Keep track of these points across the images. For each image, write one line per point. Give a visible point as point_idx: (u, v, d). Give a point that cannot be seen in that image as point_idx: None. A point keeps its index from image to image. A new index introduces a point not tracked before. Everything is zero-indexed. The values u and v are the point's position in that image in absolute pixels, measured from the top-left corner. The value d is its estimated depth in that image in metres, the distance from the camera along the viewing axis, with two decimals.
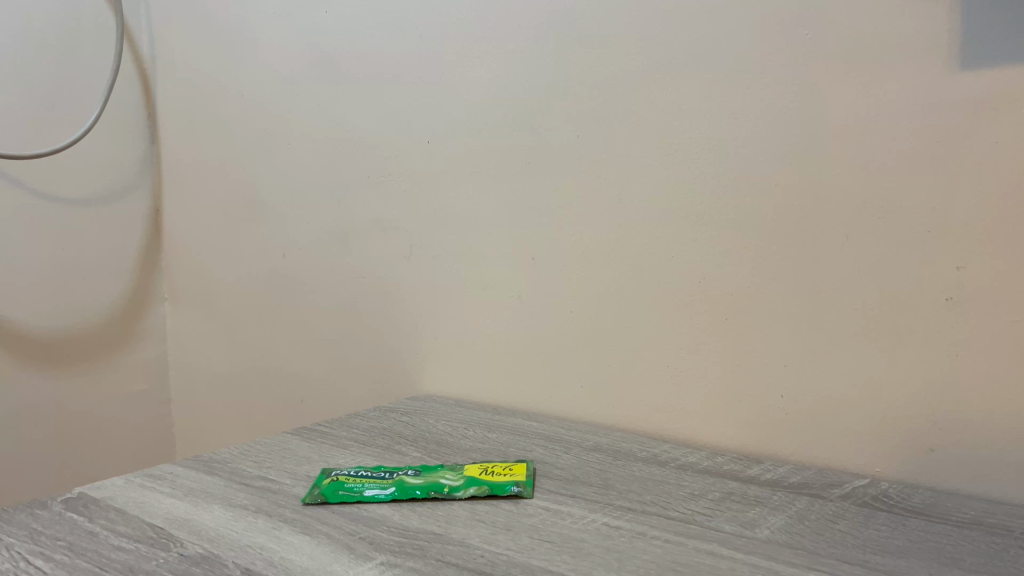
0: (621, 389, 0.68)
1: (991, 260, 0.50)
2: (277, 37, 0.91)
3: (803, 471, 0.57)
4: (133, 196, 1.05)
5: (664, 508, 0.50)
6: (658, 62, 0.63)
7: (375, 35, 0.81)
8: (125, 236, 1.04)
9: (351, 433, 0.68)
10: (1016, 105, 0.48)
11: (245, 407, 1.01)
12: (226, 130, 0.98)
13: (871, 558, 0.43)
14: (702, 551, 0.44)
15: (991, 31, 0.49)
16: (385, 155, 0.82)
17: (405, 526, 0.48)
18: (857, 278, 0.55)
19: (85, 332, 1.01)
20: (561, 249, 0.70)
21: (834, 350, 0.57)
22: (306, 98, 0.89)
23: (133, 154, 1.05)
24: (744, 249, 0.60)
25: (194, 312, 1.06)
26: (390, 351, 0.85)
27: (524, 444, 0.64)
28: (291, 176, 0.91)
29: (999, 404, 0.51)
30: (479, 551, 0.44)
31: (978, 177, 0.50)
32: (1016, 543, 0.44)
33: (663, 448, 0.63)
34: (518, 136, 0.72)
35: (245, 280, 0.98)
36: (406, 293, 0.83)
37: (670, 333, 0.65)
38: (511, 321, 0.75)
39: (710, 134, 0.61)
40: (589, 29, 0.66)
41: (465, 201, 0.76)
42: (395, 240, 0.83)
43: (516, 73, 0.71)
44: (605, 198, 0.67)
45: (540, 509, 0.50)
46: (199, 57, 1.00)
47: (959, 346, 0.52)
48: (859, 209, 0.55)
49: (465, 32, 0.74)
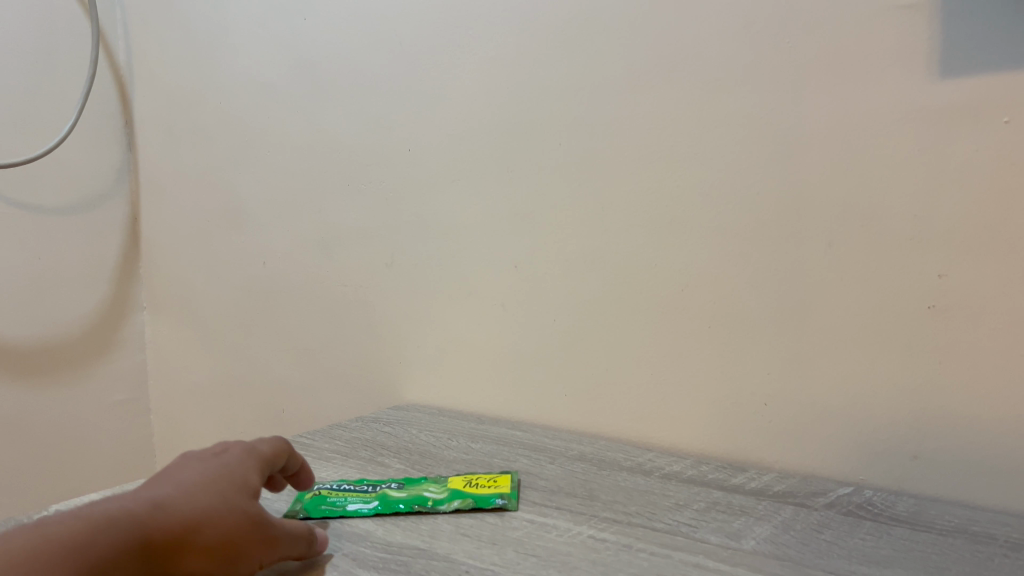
0: (607, 396, 0.68)
1: (973, 268, 0.50)
2: (256, 44, 0.90)
3: (787, 479, 0.57)
4: (111, 204, 1.04)
5: (650, 519, 0.50)
6: (639, 68, 0.62)
7: (355, 39, 0.81)
8: (103, 244, 1.03)
9: (333, 444, 0.67)
10: (996, 113, 0.49)
11: (226, 416, 1.00)
12: (206, 137, 0.97)
13: (856, 569, 0.43)
14: (687, 564, 0.43)
15: (967, 42, 0.49)
16: (367, 164, 0.81)
17: (389, 542, 0.47)
18: (842, 285, 0.55)
19: (65, 342, 0.99)
20: (544, 255, 0.70)
21: (818, 358, 0.57)
22: (286, 104, 0.88)
23: (109, 161, 1.03)
24: (725, 257, 0.60)
25: (174, 321, 1.05)
26: (372, 359, 0.84)
27: (509, 454, 0.64)
28: (271, 183, 0.90)
29: (983, 410, 0.51)
30: (463, 566, 0.43)
31: (959, 184, 0.50)
32: (1000, 551, 0.44)
33: (648, 456, 0.63)
34: (501, 143, 0.71)
35: (226, 288, 0.97)
36: (388, 301, 0.82)
37: (655, 342, 0.64)
38: (495, 328, 0.74)
39: (692, 142, 0.60)
40: (571, 36, 0.66)
41: (447, 207, 0.76)
42: (377, 248, 0.82)
43: (499, 80, 0.70)
44: (589, 204, 0.66)
45: (526, 522, 0.50)
46: (176, 63, 0.98)
47: (943, 351, 0.52)
48: (842, 216, 0.54)
49: (447, 37, 0.73)
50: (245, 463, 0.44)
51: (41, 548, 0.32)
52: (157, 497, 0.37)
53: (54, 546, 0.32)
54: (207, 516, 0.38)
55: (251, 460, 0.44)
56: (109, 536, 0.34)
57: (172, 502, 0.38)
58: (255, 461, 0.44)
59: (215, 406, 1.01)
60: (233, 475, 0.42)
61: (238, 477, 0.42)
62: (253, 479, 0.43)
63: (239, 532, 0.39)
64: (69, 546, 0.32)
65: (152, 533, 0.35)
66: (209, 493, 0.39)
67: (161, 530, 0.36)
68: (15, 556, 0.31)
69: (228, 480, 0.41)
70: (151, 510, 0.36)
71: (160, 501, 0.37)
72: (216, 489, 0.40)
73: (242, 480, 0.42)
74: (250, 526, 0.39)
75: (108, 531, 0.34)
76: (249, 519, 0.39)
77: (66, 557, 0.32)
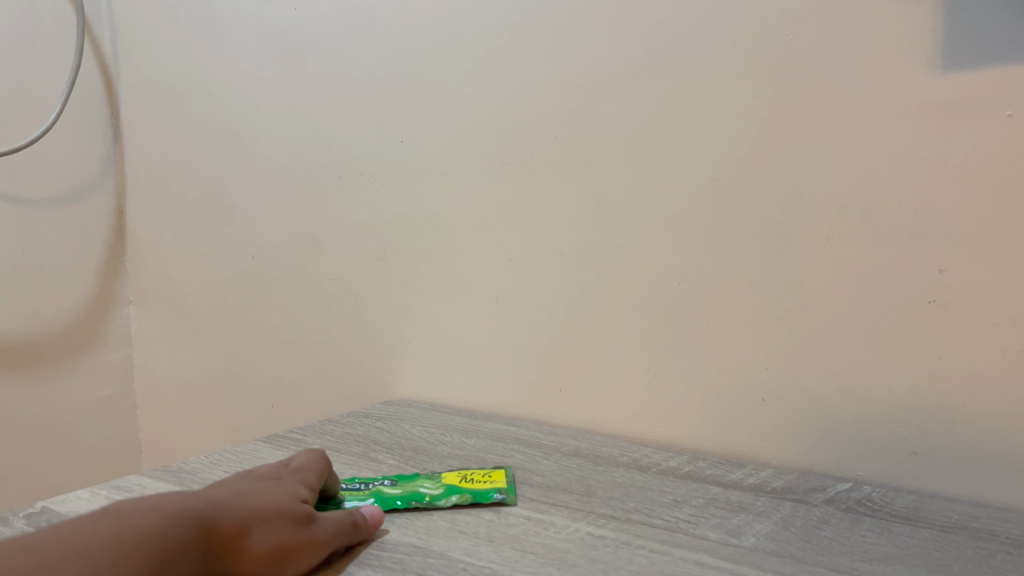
0: (602, 394, 0.67)
1: (972, 263, 0.50)
2: (246, 35, 0.88)
3: (785, 475, 0.56)
4: (96, 197, 1.02)
5: (648, 516, 0.49)
6: (636, 60, 0.62)
7: (346, 30, 0.80)
8: (87, 237, 1.01)
9: (325, 440, 0.66)
10: (998, 107, 0.48)
11: (214, 412, 0.99)
12: (193, 128, 0.95)
13: (859, 566, 0.42)
14: (688, 561, 0.43)
15: (971, 36, 0.49)
16: (358, 155, 0.80)
17: (384, 538, 0.46)
18: (841, 280, 0.55)
19: (48, 336, 0.98)
20: (537, 249, 0.69)
21: (816, 353, 0.56)
22: (276, 95, 0.87)
23: (94, 153, 1.02)
24: (723, 251, 0.59)
25: (161, 315, 1.03)
26: (362, 353, 0.83)
27: (503, 450, 0.63)
28: (259, 176, 0.89)
29: (982, 406, 0.51)
30: (461, 564, 0.43)
31: (960, 179, 0.50)
32: (1002, 548, 0.44)
33: (644, 452, 0.62)
34: (495, 136, 0.70)
35: (215, 282, 0.96)
36: (380, 295, 0.81)
37: (650, 336, 0.64)
38: (488, 323, 0.73)
39: (690, 134, 0.60)
40: (568, 27, 0.65)
41: (440, 201, 0.75)
42: (368, 240, 0.81)
43: (493, 72, 0.70)
44: (584, 197, 0.66)
45: (523, 518, 0.49)
46: (163, 53, 0.97)
47: (943, 347, 0.51)
48: (841, 210, 0.54)
49: (440, 28, 0.72)
50: (294, 482, 0.46)
51: (127, 528, 0.34)
52: (213, 498, 0.40)
53: (137, 526, 0.34)
54: (258, 519, 0.40)
55: (300, 482, 0.47)
56: (181, 523, 0.36)
57: (229, 505, 0.40)
58: (303, 480, 0.47)
59: (202, 401, 1.00)
60: (282, 491, 0.44)
61: (287, 491, 0.44)
62: (303, 493, 0.45)
63: (286, 534, 0.41)
64: (148, 527, 0.35)
65: (214, 525, 0.38)
66: (259, 501, 0.42)
67: (220, 525, 0.38)
68: (103, 534, 0.33)
69: (275, 494, 0.43)
70: (212, 508, 0.39)
71: (216, 502, 0.40)
72: (266, 499, 0.42)
73: (291, 494, 0.44)
74: (296, 530, 0.41)
75: (180, 518, 0.36)
76: (296, 525, 0.42)
77: (148, 537, 0.34)
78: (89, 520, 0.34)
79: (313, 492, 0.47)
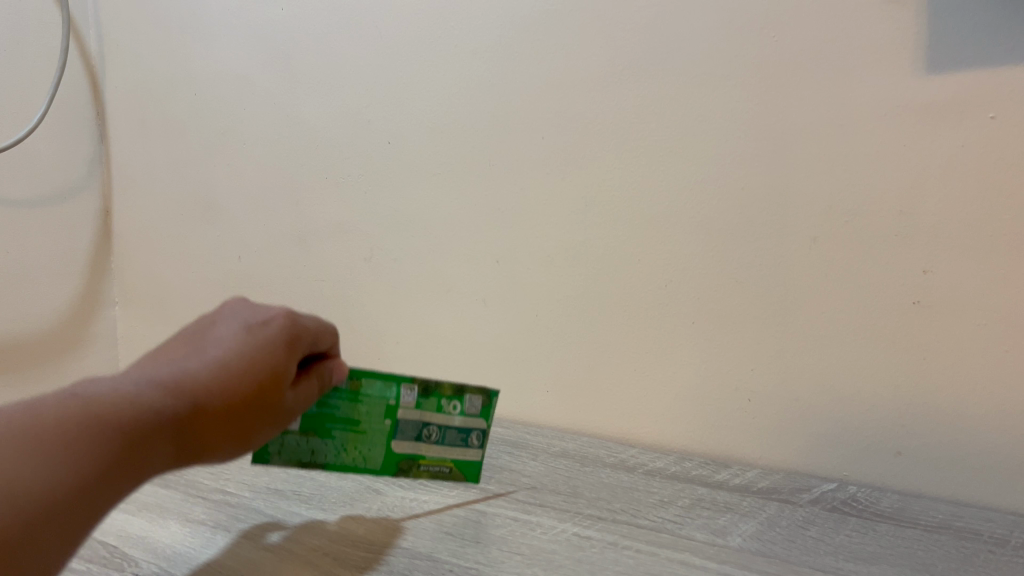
0: (591, 392, 0.68)
1: (956, 264, 0.50)
2: (231, 36, 0.88)
3: (771, 475, 0.57)
4: (82, 197, 1.01)
5: (634, 517, 0.49)
6: (623, 62, 0.62)
7: (331, 30, 0.79)
8: (74, 238, 1.01)
9: None
10: (982, 109, 0.49)
11: None
12: (178, 129, 0.95)
13: (843, 566, 0.42)
14: (674, 561, 0.43)
15: (956, 38, 0.49)
16: (344, 156, 0.80)
17: (370, 539, 0.46)
18: (827, 279, 0.55)
19: (32, 339, 0.97)
20: (525, 249, 0.69)
21: (801, 354, 0.57)
22: (262, 96, 0.86)
23: (81, 153, 1.01)
24: (709, 251, 0.59)
25: (149, 316, 1.03)
26: (349, 354, 0.83)
27: (490, 450, 0.63)
28: (245, 177, 0.89)
29: (965, 405, 0.51)
30: (447, 565, 0.43)
31: (945, 180, 0.50)
32: (986, 547, 0.44)
33: (630, 452, 0.62)
34: (482, 136, 0.70)
35: (200, 282, 0.96)
36: (366, 295, 0.81)
37: (637, 335, 0.64)
38: (475, 322, 0.73)
39: (675, 136, 0.60)
40: (554, 28, 0.65)
41: (427, 202, 0.75)
42: (355, 241, 0.81)
43: (479, 73, 0.69)
44: (572, 195, 0.66)
45: (509, 519, 0.49)
46: (148, 51, 0.97)
47: (928, 347, 0.52)
48: (826, 212, 0.54)
49: (427, 29, 0.72)
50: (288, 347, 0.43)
51: (106, 420, 0.32)
52: (196, 380, 0.38)
53: (112, 422, 0.32)
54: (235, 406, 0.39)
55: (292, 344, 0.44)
56: (155, 418, 0.34)
57: (211, 390, 0.38)
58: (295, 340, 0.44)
59: None
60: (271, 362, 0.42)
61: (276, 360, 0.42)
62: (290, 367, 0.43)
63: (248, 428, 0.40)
64: (122, 421, 0.33)
65: (184, 421, 0.36)
66: (242, 377, 0.40)
67: (193, 416, 0.37)
68: (79, 424, 0.31)
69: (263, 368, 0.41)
70: (190, 395, 0.37)
71: (198, 384, 0.38)
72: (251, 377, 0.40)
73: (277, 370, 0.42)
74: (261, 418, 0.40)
75: (155, 418, 0.34)
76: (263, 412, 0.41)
77: (121, 431, 0.32)
78: (61, 402, 0.32)
79: (304, 344, 0.45)
